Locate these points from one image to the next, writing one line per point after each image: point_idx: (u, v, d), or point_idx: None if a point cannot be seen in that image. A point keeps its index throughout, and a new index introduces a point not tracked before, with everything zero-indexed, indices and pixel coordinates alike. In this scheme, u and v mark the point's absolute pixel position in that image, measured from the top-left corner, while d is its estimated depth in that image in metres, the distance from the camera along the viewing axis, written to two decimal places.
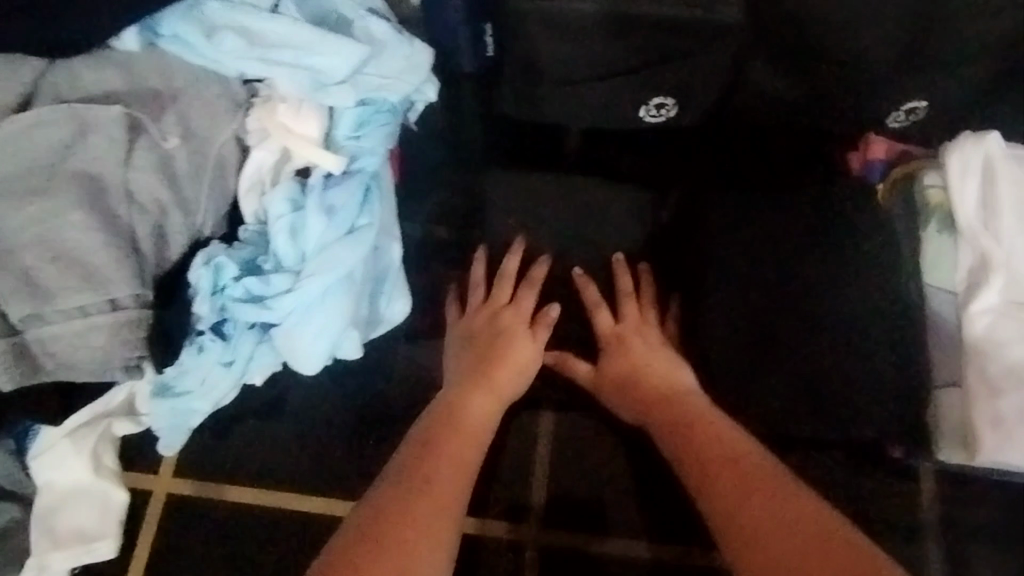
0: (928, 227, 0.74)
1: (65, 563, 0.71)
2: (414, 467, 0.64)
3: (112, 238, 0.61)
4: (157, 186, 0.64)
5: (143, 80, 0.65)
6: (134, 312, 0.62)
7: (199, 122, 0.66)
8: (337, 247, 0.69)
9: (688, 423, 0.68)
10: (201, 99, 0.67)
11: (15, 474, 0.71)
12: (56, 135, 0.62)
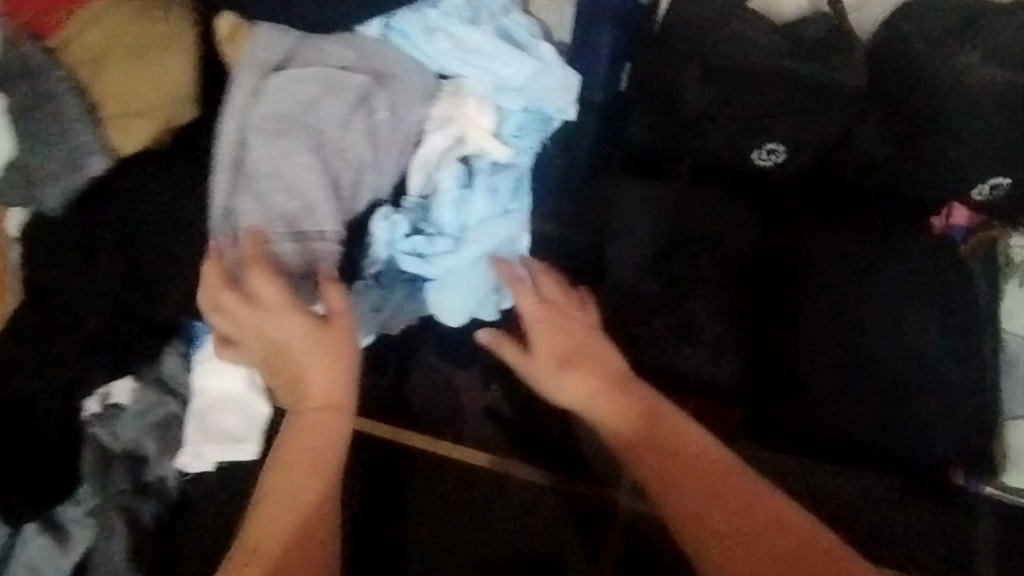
0: (1010, 283, 0.89)
1: (214, 457, 0.80)
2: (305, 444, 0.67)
3: (327, 184, 0.75)
4: (363, 147, 0.78)
5: (367, 60, 0.79)
6: (332, 246, 0.75)
7: (402, 103, 0.80)
8: (493, 223, 0.80)
9: (642, 412, 0.65)
10: (407, 84, 0.80)
11: (181, 372, 0.82)
12: (302, 92, 0.76)
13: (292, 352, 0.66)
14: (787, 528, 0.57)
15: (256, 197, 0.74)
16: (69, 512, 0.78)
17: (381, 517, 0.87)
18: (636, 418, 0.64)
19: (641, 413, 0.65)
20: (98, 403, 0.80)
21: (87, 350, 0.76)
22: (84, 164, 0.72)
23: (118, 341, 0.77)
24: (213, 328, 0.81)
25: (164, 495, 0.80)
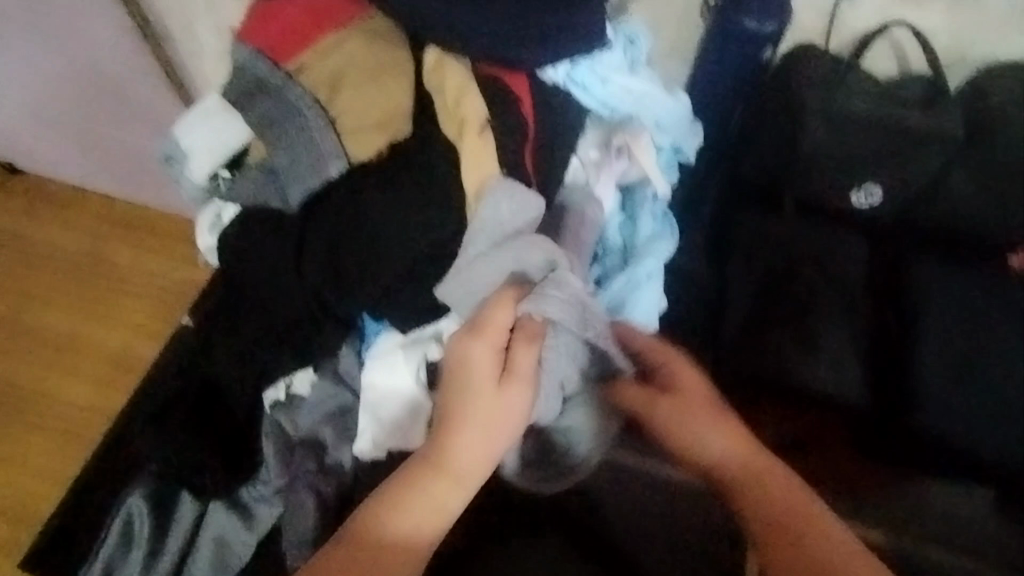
0: None
1: (387, 444, 0.88)
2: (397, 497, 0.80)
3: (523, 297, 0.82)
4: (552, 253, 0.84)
5: (557, 100, 0.87)
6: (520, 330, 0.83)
7: (590, 141, 0.89)
8: (656, 245, 0.90)
9: (754, 484, 0.81)
10: (590, 122, 0.90)
11: (355, 368, 0.90)
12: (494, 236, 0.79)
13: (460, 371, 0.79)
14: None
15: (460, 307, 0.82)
16: (255, 491, 0.86)
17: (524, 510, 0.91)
18: (737, 473, 0.82)
19: (748, 470, 0.82)
20: (281, 391, 0.88)
21: (278, 342, 0.86)
22: (327, 168, 0.81)
23: (307, 332, 0.86)
24: (390, 326, 0.89)
25: (342, 478, 0.88)
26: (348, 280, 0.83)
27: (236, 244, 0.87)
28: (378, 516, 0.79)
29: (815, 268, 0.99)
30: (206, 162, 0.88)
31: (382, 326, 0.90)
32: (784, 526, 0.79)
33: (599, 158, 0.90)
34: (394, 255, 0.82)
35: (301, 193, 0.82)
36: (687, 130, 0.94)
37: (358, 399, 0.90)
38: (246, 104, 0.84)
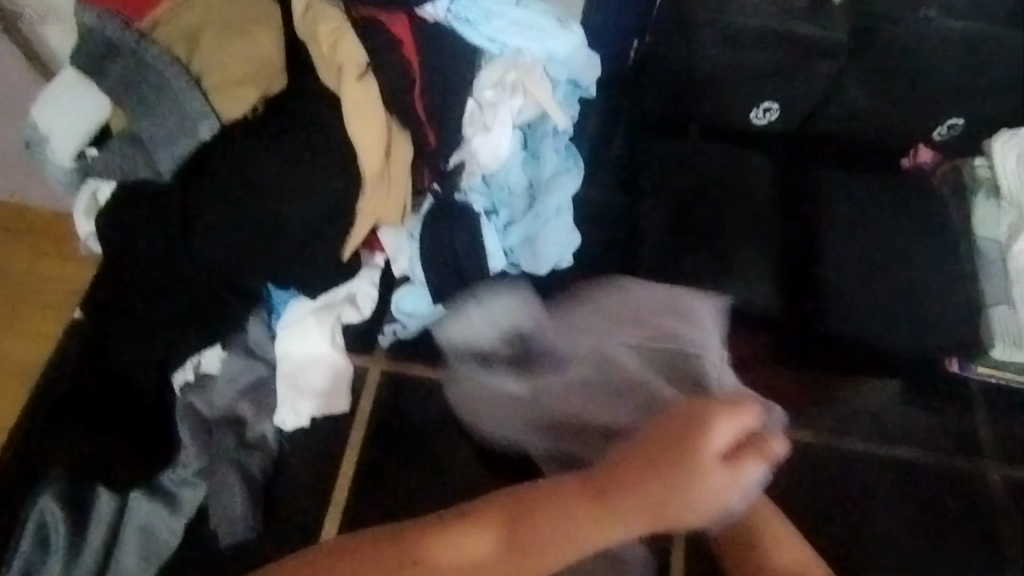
0: (977, 196, 0.97)
1: (310, 411, 0.86)
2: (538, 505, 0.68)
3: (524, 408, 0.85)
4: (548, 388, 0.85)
5: (440, 44, 0.84)
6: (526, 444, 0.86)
7: (480, 86, 0.87)
8: (560, 179, 0.90)
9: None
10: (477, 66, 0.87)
11: (266, 339, 0.89)
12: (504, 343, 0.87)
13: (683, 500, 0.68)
14: None
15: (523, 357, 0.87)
16: (175, 475, 0.83)
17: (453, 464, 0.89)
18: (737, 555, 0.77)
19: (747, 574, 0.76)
20: (190, 372, 0.84)
21: (177, 324, 0.82)
22: (197, 130, 0.77)
23: (208, 311, 0.83)
24: (297, 293, 0.88)
25: (266, 451, 0.86)
26: (244, 248, 0.80)
27: (116, 222, 0.81)
28: (423, 538, 0.69)
29: (716, 189, 1.00)
30: (68, 140, 0.81)
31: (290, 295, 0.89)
32: None
33: (492, 99, 0.87)
34: (290, 218, 0.80)
35: (172, 160, 0.78)
36: (583, 60, 0.92)
37: (274, 370, 0.88)
38: (102, 71, 0.78)
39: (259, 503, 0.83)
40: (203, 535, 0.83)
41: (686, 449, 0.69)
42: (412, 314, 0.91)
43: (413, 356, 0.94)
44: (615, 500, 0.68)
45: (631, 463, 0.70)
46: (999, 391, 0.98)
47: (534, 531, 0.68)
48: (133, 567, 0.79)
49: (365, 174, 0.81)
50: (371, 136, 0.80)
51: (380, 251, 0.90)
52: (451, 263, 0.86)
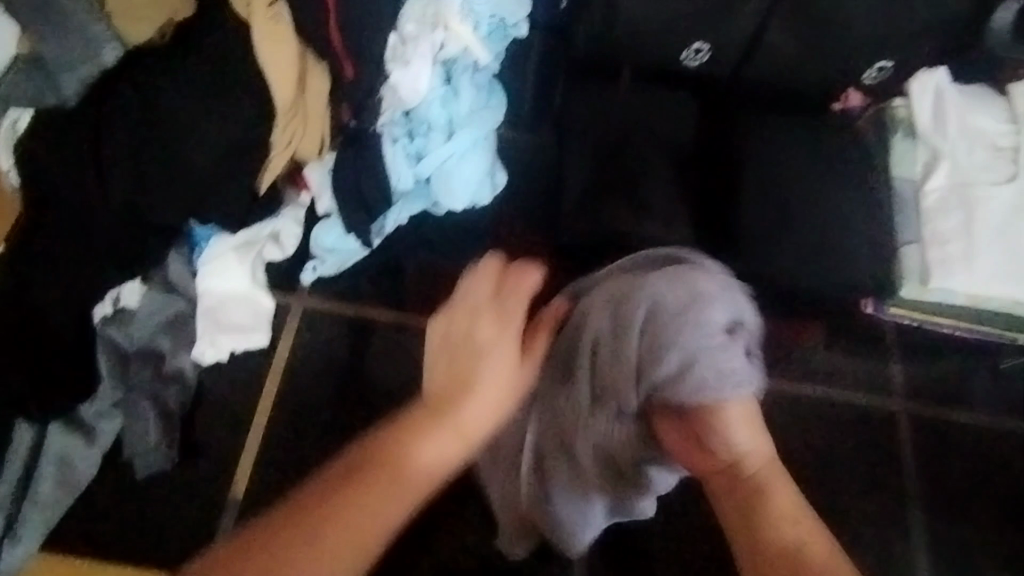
0: (894, 136, 0.99)
1: (229, 344, 0.89)
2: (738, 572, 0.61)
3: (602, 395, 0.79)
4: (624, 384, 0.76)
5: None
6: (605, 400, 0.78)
7: (401, 19, 0.84)
8: (480, 115, 0.92)
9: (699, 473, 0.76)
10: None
11: (187, 275, 0.88)
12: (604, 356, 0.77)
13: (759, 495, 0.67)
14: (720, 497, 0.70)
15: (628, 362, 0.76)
16: (92, 408, 0.84)
17: (372, 399, 0.92)
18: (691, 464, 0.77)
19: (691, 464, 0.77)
20: (109, 307, 0.84)
21: (73, 263, 0.78)
22: (100, 54, 0.74)
23: (111, 252, 0.80)
24: (219, 231, 0.87)
25: (184, 383, 0.87)
26: (155, 181, 0.78)
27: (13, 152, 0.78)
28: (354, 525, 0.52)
29: (639, 134, 1.01)
30: None
31: (211, 232, 0.88)
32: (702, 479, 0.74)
33: (411, 32, 0.84)
34: (199, 153, 0.79)
35: (76, 84, 0.76)
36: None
37: (193, 306, 0.88)
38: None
39: (174, 434, 0.86)
40: (122, 465, 0.86)
41: (749, 470, 0.69)
42: (330, 251, 0.93)
43: (330, 295, 0.97)
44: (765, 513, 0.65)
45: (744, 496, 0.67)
46: (905, 332, 1.02)
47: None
48: (48, 496, 0.82)
49: (278, 106, 0.80)
50: (284, 68, 0.79)
51: (304, 189, 0.92)
52: (357, 195, 0.89)
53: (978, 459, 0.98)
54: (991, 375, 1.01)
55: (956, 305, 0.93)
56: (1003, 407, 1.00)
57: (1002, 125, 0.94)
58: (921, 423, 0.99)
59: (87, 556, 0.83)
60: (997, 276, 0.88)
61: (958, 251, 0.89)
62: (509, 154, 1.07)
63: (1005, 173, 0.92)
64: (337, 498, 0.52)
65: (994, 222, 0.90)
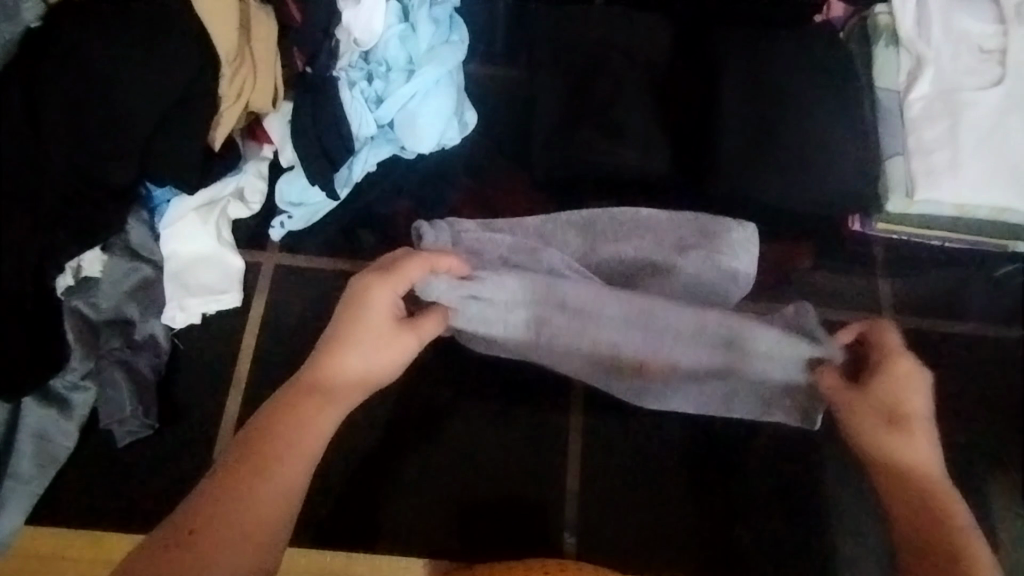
0: (877, 46, 0.94)
1: (199, 307, 0.85)
2: (237, 472, 0.62)
3: (511, 245, 0.82)
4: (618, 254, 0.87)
5: None
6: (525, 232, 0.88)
7: None
8: (442, 49, 0.87)
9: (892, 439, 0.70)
10: None
11: (149, 239, 0.86)
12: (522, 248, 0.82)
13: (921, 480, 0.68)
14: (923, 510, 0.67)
15: (552, 260, 0.82)
16: (65, 380, 0.82)
17: None
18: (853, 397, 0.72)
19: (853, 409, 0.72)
20: (71, 277, 0.81)
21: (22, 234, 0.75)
22: (20, 14, 0.73)
23: (64, 220, 0.77)
24: (178, 191, 0.85)
25: (157, 349, 0.85)
26: (102, 139, 0.76)
27: None
28: (224, 502, 0.60)
29: (611, 61, 0.96)
30: None
31: (170, 193, 0.86)
32: (878, 395, 0.71)
33: None
34: (146, 109, 0.76)
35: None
36: None
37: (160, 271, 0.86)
38: None
39: (152, 401, 0.84)
40: (102, 436, 0.85)
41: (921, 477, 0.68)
42: (297, 205, 0.91)
43: (302, 251, 0.93)
44: (282, 463, 0.63)
45: (849, 399, 0.72)
46: (894, 248, 1.00)
47: (260, 487, 0.61)
48: (29, 472, 0.81)
49: (222, 55, 0.77)
50: (225, 14, 0.76)
51: (266, 143, 0.89)
52: (317, 143, 0.86)
53: (970, 369, 0.97)
54: (982, 284, 1.00)
55: (946, 215, 0.89)
56: (995, 318, 0.99)
57: (989, 26, 0.90)
58: (914, 338, 0.98)
59: (76, 529, 0.82)
60: (982, 182, 0.85)
61: (943, 160, 0.86)
62: (477, 93, 1.02)
63: (989, 75, 0.88)
64: (221, 498, 0.60)
65: (980, 127, 0.86)
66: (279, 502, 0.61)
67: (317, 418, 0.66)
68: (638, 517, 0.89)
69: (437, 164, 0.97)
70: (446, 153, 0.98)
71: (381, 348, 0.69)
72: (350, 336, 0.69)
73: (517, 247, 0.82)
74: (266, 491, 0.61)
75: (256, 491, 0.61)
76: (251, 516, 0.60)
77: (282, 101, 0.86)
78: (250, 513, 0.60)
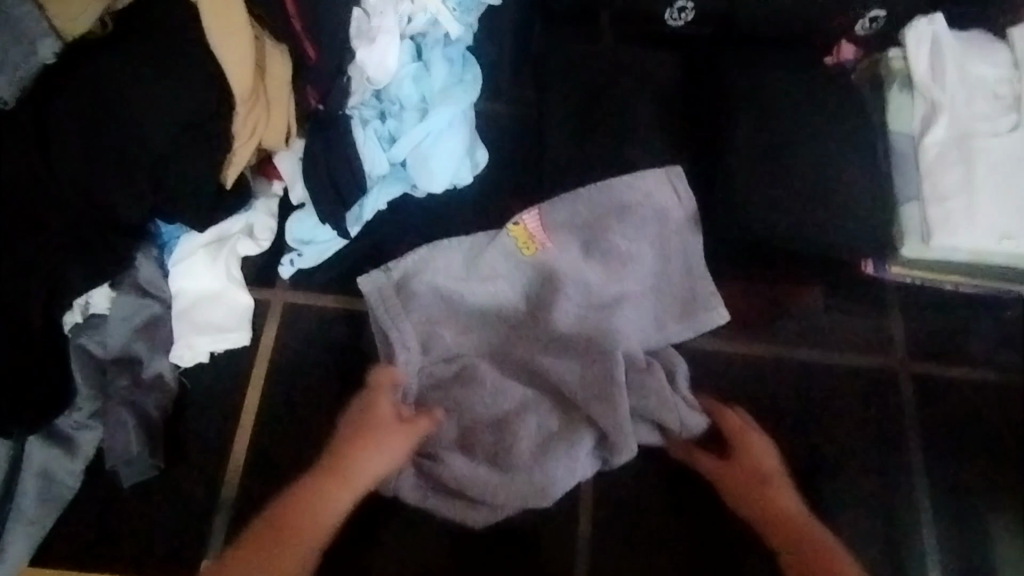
0: (891, 89, 0.94)
1: (207, 345, 0.85)
2: (259, 539, 0.75)
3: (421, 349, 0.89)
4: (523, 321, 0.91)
5: None
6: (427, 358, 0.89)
7: None
8: (455, 90, 0.88)
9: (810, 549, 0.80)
10: None
11: (157, 276, 0.86)
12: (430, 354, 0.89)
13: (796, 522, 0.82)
14: (824, 571, 0.78)
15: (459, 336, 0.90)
16: (71, 420, 0.81)
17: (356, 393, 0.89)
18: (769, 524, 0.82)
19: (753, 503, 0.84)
20: (79, 315, 0.81)
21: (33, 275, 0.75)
22: (36, 50, 0.70)
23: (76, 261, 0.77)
24: (188, 229, 0.85)
25: (163, 388, 0.85)
26: (113, 182, 0.75)
27: None
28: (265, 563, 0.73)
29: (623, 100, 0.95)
30: None
31: (180, 230, 0.86)
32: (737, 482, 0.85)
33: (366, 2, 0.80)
34: (157, 152, 0.76)
35: (9, 87, 0.70)
36: None
37: (169, 308, 0.86)
38: None
39: (157, 442, 0.84)
40: (106, 475, 0.84)
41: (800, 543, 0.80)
42: (307, 243, 0.91)
43: (310, 288, 0.93)
44: (297, 538, 0.75)
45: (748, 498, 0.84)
46: (906, 289, 0.99)
47: (286, 551, 0.74)
48: (32, 513, 0.80)
49: (238, 96, 0.77)
50: (241, 57, 0.75)
51: (277, 179, 0.90)
52: (329, 183, 0.85)
53: (984, 413, 0.96)
54: (994, 326, 0.99)
55: (960, 260, 0.88)
56: (1009, 359, 0.98)
57: (1003, 72, 0.90)
58: (927, 380, 0.97)
59: (78, 571, 0.81)
60: (997, 230, 0.84)
61: (958, 207, 0.85)
62: (489, 128, 1.02)
63: (1004, 121, 0.88)
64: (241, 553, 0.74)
65: (996, 174, 0.86)
66: (281, 568, 0.73)
67: (331, 506, 0.78)
68: (693, 543, 0.89)
69: (446, 200, 0.97)
70: (456, 189, 0.97)
71: (395, 443, 0.82)
72: (360, 449, 0.80)
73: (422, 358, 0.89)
74: (292, 548, 0.75)
75: (284, 566, 0.74)
76: (284, 561, 0.74)
77: (294, 139, 0.86)
78: (280, 560, 0.74)
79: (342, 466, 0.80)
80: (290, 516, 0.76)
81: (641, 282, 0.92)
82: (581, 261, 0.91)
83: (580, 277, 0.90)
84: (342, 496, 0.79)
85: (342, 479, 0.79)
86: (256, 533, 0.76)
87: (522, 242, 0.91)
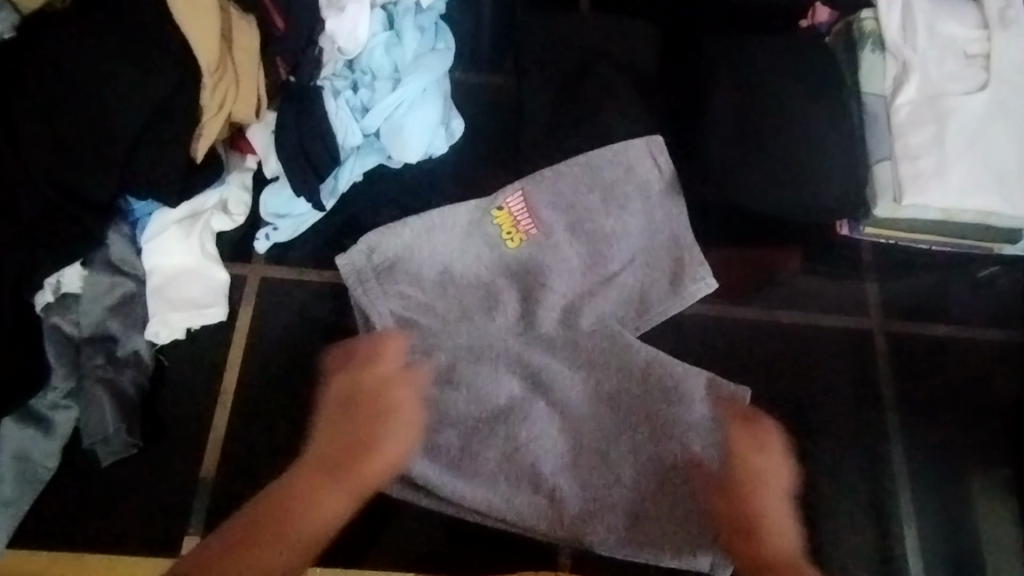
0: (863, 50, 0.94)
1: (183, 322, 0.83)
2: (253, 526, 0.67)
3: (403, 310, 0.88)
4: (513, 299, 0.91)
5: None
6: (409, 311, 0.89)
7: None
8: (428, 58, 0.86)
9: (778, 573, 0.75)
10: None
11: (130, 253, 0.84)
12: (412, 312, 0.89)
13: (765, 520, 0.80)
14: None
15: (441, 301, 0.90)
16: (46, 400, 0.81)
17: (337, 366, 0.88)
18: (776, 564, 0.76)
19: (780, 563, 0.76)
20: (50, 294, 0.81)
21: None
22: None
23: (43, 235, 0.75)
24: (160, 205, 0.84)
25: (140, 365, 0.83)
26: (79, 155, 0.74)
27: None
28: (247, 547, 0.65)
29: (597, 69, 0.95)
30: None
31: (152, 207, 0.85)
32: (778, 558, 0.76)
33: None
34: (123, 122, 0.74)
35: None
36: None
37: (143, 286, 0.85)
38: None
39: (135, 419, 0.83)
40: (84, 454, 0.83)
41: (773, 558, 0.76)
42: (283, 216, 0.90)
43: (287, 261, 0.92)
44: (287, 508, 0.69)
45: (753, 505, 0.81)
46: (882, 250, 1.00)
47: (273, 528, 0.67)
48: (9, 493, 0.79)
49: (204, 66, 0.75)
50: (206, 27, 0.73)
51: (250, 154, 0.88)
52: (302, 154, 0.84)
53: (960, 371, 0.97)
54: (967, 285, 1.00)
55: (932, 217, 0.89)
56: (982, 317, 0.99)
57: (972, 31, 0.91)
58: (903, 339, 0.98)
59: (58, 551, 0.81)
60: (966, 188, 0.85)
61: (930, 165, 0.86)
62: (465, 100, 1.01)
63: (973, 80, 0.89)
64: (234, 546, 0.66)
65: (966, 132, 0.87)
66: (271, 543, 0.66)
67: (323, 490, 0.72)
68: None
69: (423, 172, 0.96)
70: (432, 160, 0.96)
71: (400, 431, 0.78)
72: (364, 429, 0.77)
73: (403, 317, 0.88)
74: (292, 525, 0.68)
75: (268, 543, 0.66)
76: (276, 540, 0.67)
77: (265, 111, 0.84)
78: (274, 539, 0.67)
79: (332, 455, 0.75)
80: (277, 492, 0.71)
81: (626, 258, 0.93)
82: (568, 241, 0.92)
83: (568, 260, 0.91)
84: (339, 487, 0.73)
85: (342, 465, 0.74)
86: (239, 518, 0.69)
87: (506, 229, 0.91)
